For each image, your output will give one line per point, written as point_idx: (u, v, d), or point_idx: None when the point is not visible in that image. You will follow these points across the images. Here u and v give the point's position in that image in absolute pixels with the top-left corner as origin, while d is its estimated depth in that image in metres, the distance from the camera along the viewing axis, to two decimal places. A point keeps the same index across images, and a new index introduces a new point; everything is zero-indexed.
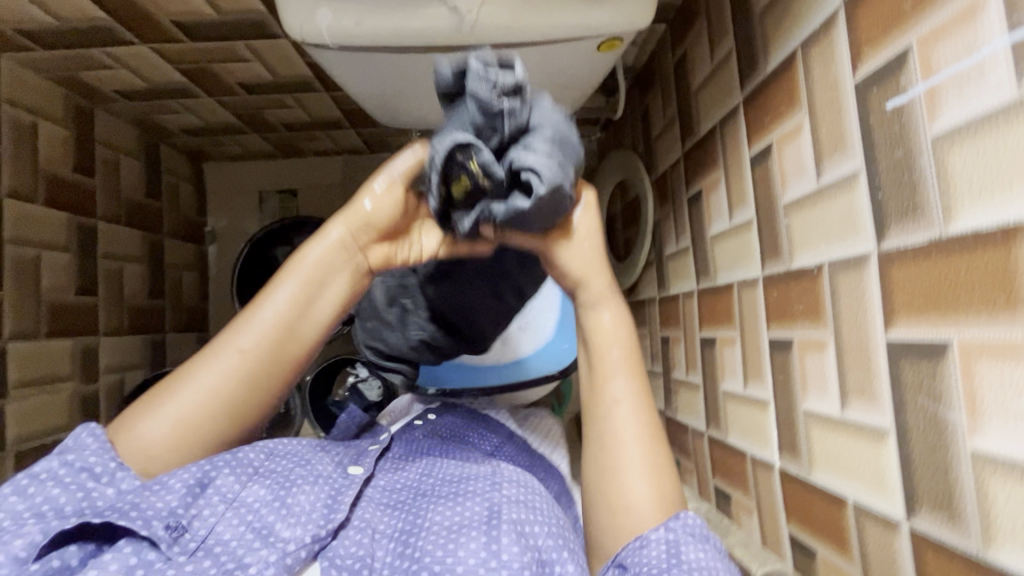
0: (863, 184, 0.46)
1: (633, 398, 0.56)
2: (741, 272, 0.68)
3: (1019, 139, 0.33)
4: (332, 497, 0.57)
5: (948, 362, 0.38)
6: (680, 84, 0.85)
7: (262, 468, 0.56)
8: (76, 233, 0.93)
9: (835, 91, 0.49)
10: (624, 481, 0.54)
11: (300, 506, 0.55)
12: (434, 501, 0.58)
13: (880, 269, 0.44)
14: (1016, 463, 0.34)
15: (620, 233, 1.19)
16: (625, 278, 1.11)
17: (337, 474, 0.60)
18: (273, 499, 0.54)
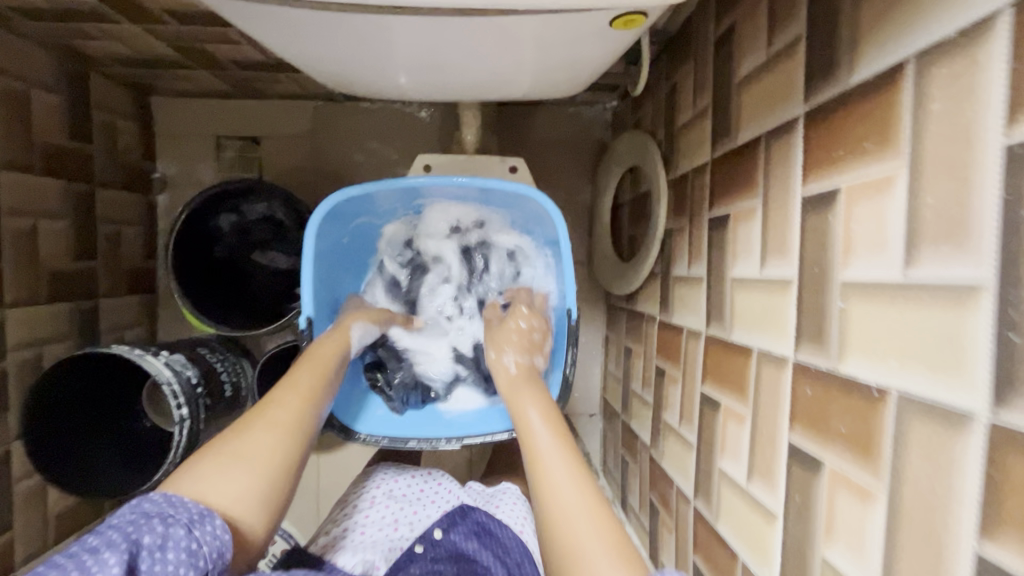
0: (898, 193, 0.36)
1: None
2: (740, 281, 0.60)
3: None
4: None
5: (971, 435, 0.31)
6: (699, 50, 0.72)
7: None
8: None
9: (887, 75, 0.38)
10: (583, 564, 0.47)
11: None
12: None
13: (907, 303, 0.35)
14: None
15: (626, 230, 1.09)
16: (626, 283, 1.00)
17: None
18: None
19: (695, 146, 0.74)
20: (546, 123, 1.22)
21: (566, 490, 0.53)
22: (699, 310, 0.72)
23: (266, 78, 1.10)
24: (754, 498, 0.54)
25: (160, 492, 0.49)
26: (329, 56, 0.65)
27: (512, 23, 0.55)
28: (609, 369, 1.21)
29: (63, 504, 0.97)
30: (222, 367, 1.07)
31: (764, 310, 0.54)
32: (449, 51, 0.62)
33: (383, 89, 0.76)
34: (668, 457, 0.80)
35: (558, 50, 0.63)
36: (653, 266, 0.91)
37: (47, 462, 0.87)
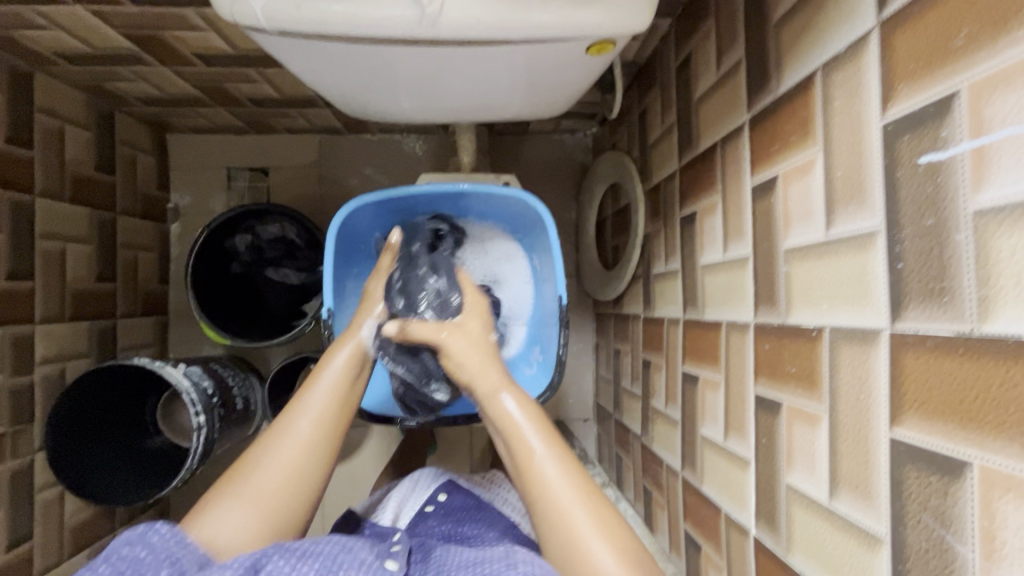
0: (819, 170, 0.46)
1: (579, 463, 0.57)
2: (708, 266, 0.69)
3: (965, 134, 0.33)
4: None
5: (879, 347, 0.39)
6: (665, 76, 0.84)
7: (309, 552, 0.51)
8: (12, 213, 0.88)
9: (804, 84, 0.48)
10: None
11: None
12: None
13: (829, 255, 0.45)
14: (935, 455, 0.35)
15: (609, 241, 1.19)
16: (610, 289, 1.09)
17: (374, 564, 0.55)
18: None
19: (666, 156, 0.85)
20: (532, 149, 1.34)
21: (569, 502, 0.55)
22: (676, 301, 0.80)
23: (278, 114, 1.20)
24: (730, 452, 0.62)
25: (168, 524, 0.52)
26: (345, 84, 0.75)
27: (505, 54, 0.66)
28: (600, 375, 1.28)
29: (79, 518, 1.01)
30: (233, 381, 1.13)
31: (728, 288, 0.63)
32: (451, 79, 0.73)
33: (391, 114, 0.86)
34: (657, 440, 0.87)
35: (544, 76, 0.73)
36: (635, 269, 1.00)
37: (68, 471, 0.92)
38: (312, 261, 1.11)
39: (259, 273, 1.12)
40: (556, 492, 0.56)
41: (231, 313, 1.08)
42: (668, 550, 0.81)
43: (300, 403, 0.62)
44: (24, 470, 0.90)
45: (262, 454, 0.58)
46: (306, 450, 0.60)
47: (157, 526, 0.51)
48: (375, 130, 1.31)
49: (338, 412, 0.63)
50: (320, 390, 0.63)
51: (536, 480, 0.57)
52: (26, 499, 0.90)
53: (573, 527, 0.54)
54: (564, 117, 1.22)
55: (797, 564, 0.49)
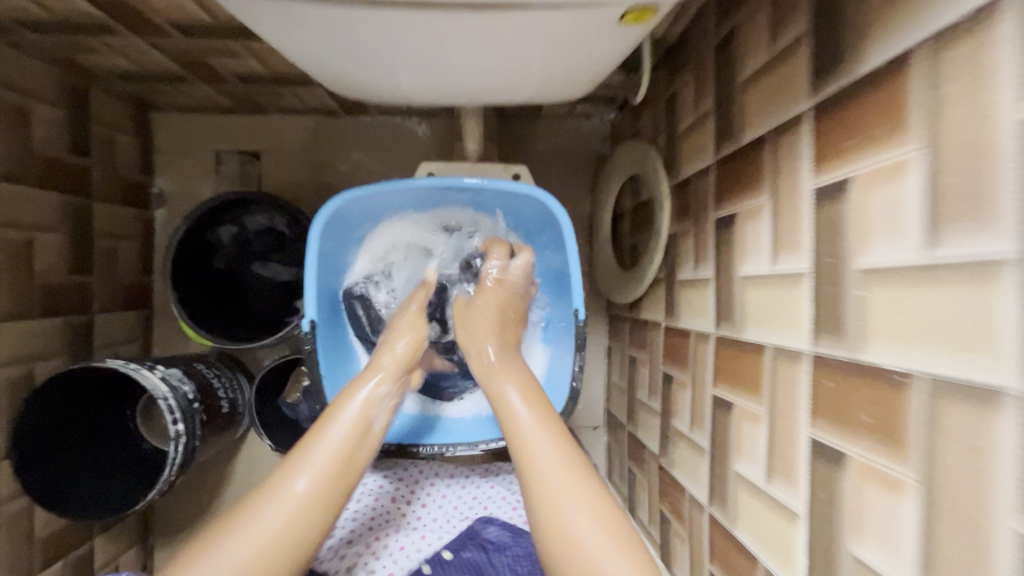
0: (917, 180, 0.37)
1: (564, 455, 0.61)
2: (750, 277, 0.59)
3: None
4: None
5: (1007, 411, 0.31)
6: (700, 54, 0.73)
7: None
8: None
9: (899, 69, 0.39)
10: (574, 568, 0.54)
11: None
12: None
13: (931, 289, 0.36)
14: None
15: (627, 238, 1.09)
16: (626, 291, 1.00)
17: None
18: None
19: (690, 139, 0.76)
20: (544, 136, 1.24)
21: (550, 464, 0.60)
22: (702, 305, 0.72)
23: (268, 93, 1.10)
24: (774, 495, 0.53)
25: None
26: (335, 59, 0.66)
27: (521, 28, 0.58)
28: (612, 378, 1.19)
29: (51, 527, 0.93)
30: (218, 381, 1.05)
31: (774, 305, 0.54)
32: (455, 58, 0.65)
33: (389, 96, 0.78)
34: (679, 465, 0.78)
35: (561, 54, 0.64)
36: (656, 273, 0.91)
37: (34, 476, 0.84)
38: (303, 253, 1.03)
39: (245, 270, 1.04)
40: (553, 478, 0.58)
41: (215, 306, 1.01)
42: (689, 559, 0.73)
43: (308, 456, 0.61)
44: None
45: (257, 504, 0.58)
46: (303, 517, 0.58)
47: None
48: (376, 112, 1.22)
49: (343, 469, 0.62)
50: (332, 437, 0.63)
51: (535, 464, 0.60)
52: None
53: (553, 493, 0.58)
54: (579, 102, 1.11)
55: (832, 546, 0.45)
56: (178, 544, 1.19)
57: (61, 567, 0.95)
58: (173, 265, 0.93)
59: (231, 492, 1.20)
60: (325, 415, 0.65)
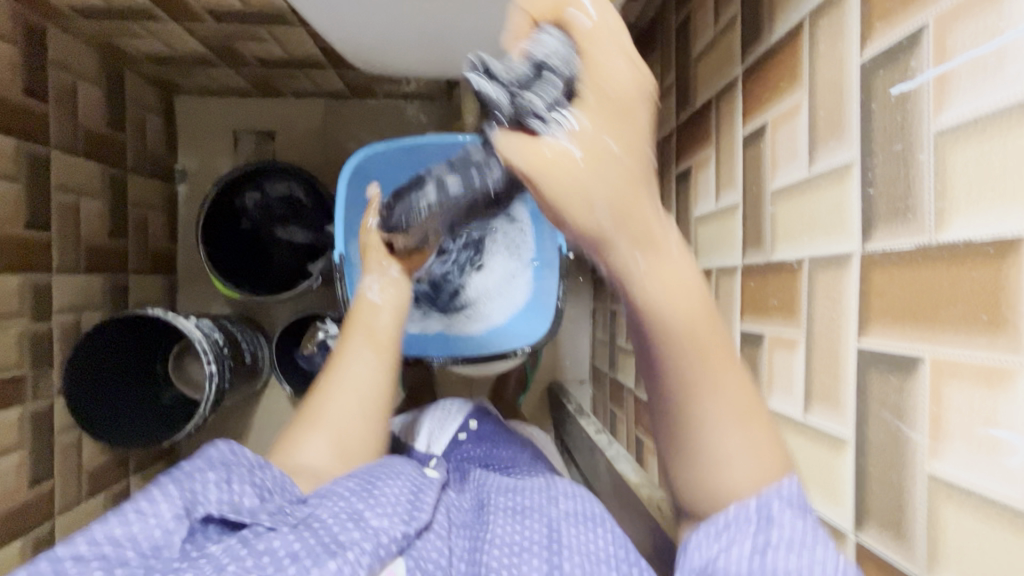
0: (855, 176, 0.42)
1: (727, 370, 0.45)
2: (701, 217, 0.71)
3: (1010, 149, 0.31)
4: (412, 495, 0.55)
5: (918, 375, 0.36)
6: (681, 49, 0.79)
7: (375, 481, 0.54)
8: (27, 165, 0.87)
9: (839, 74, 0.44)
10: (721, 474, 0.44)
11: (386, 497, 0.52)
12: (497, 511, 0.57)
13: (861, 272, 0.41)
14: (978, 494, 0.32)
15: None
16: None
17: (410, 474, 0.59)
18: (362, 491, 0.52)
19: (674, 129, 0.81)
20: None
21: (702, 379, 0.43)
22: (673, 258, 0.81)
23: (285, 77, 1.16)
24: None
25: (224, 444, 0.54)
26: (351, 26, 0.73)
27: None
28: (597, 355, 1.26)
29: (96, 462, 1.03)
30: (242, 336, 1.12)
31: (721, 237, 0.65)
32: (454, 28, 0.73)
33: (393, 63, 0.86)
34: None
35: None
36: None
37: (80, 401, 0.95)
38: (319, 222, 1.10)
39: (266, 228, 1.10)
40: (716, 417, 0.44)
41: (238, 268, 1.08)
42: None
43: (340, 362, 0.66)
44: (44, 414, 0.91)
45: (325, 392, 0.64)
46: (358, 385, 0.64)
47: (214, 447, 0.53)
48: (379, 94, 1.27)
49: (379, 349, 0.68)
50: (358, 347, 0.67)
51: (689, 382, 0.44)
52: (46, 445, 0.92)
53: (707, 421, 0.44)
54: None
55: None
56: None
57: (102, 504, 1.04)
58: (203, 227, 1.00)
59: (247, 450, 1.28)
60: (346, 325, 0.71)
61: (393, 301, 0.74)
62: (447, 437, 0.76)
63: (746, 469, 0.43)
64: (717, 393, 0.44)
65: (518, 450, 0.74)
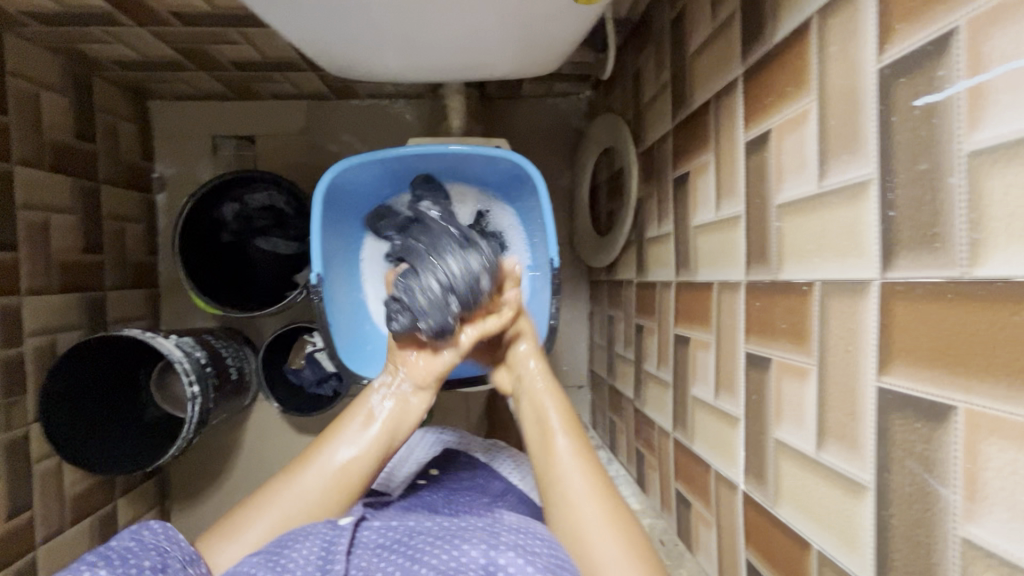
0: (873, 196, 0.38)
1: (576, 475, 0.58)
2: (701, 227, 0.67)
3: None
4: (325, 549, 0.51)
5: (950, 425, 0.32)
6: (676, 45, 0.74)
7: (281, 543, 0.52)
8: None
9: (852, 81, 0.40)
10: (589, 544, 0.52)
11: (293, 562, 0.49)
12: (427, 540, 0.52)
13: (880, 303, 0.37)
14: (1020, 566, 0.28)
15: (603, 206, 1.11)
16: (603, 256, 1.06)
17: (324, 527, 0.54)
18: (266, 561, 0.49)
19: (670, 129, 0.77)
20: (524, 116, 1.24)
21: (573, 478, 0.58)
22: (671, 267, 0.77)
23: (262, 79, 1.10)
24: (721, 411, 0.61)
25: (158, 523, 0.53)
26: (322, 29, 0.68)
27: None
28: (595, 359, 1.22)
29: (79, 487, 0.99)
30: (227, 352, 1.08)
31: (722, 248, 0.61)
32: (434, 27, 0.68)
33: (371, 68, 0.81)
34: (650, 403, 0.85)
35: (536, 22, 0.68)
36: (628, 235, 0.96)
37: (59, 427, 0.90)
38: (301, 231, 1.06)
39: (249, 243, 1.07)
40: (568, 476, 0.58)
41: (219, 282, 1.04)
42: (660, 511, 0.78)
43: (300, 471, 0.59)
44: (19, 442, 0.87)
45: (259, 505, 0.58)
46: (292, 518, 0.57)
47: (149, 524, 0.53)
48: (362, 94, 1.21)
49: (341, 486, 0.59)
50: (320, 467, 0.60)
51: (553, 471, 0.59)
52: (24, 475, 0.88)
53: (576, 509, 0.55)
54: (556, 80, 1.12)
55: (783, 516, 0.49)
56: (192, 513, 1.25)
57: (88, 529, 1.00)
58: (181, 242, 0.96)
59: (239, 465, 1.25)
60: (328, 429, 0.63)
61: (392, 422, 0.64)
62: (406, 481, 0.73)
63: (596, 523, 0.54)
64: (586, 483, 0.57)
65: (482, 490, 0.71)
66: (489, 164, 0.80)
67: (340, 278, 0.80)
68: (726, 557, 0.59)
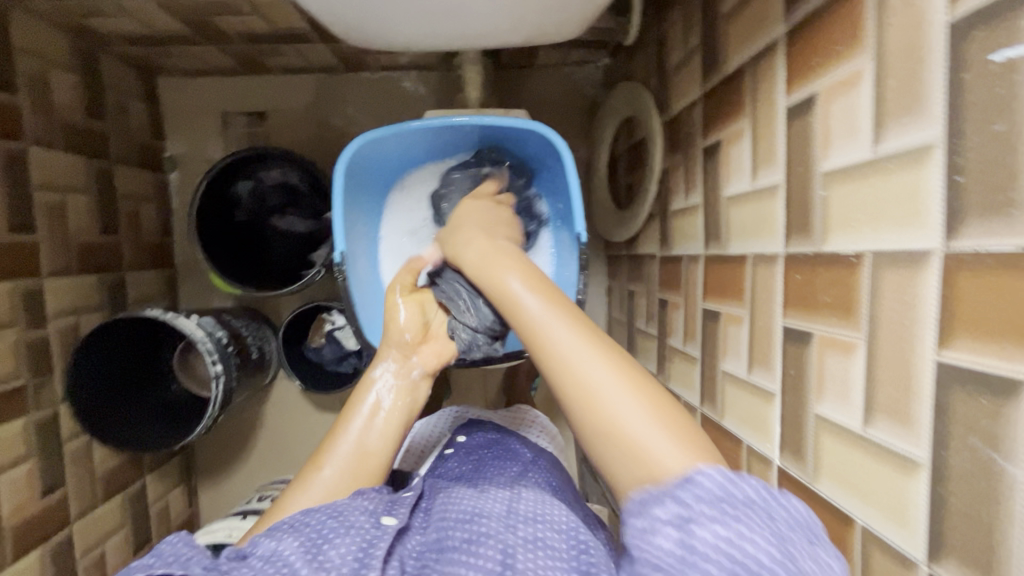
0: (938, 160, 0.35)
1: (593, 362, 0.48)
2: (733, 198, 0.65)
3: None
4: (364, 547, 0.49)
5: (1020, 401, 0.31)
6: (707, 5, 0.70)
7: (299, 522, 0.51)
8: (5, 165, 0.82)
9: (915, 37, 0.37)
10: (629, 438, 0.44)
11: (332, 558, 0.47)
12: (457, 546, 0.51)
13: (942, 275, 0.35)
14: None
15: (624, 178, 1.08)
16: (624, 230, 1.03)
17: (370, 523, 0.52)
18: (305, 548, 0.48)
19: (699, 96, 0.74)
20: (540, 86, 1.21)
21: (586, 363, 0.47)
22: (698, 239, 0.75)
23: (271, 53, 1.08)
24: (754, 386, 0.60)
25: (177, 534, 0.53)
26: None
27: None
28: (614, 325, 1.21)
29: (108, 465, 1.01)
30: (246, 331, 1.09)
31: (756, 220, 0.59)
32: None
33: (389, 39, 0.78)
34: (675, 378, 0.84)
35: None
36: (651, 208, 0.94)
37: (84, 406, 0.90)
38: (317, 208, 1.04)
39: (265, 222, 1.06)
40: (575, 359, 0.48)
41: (236, 262, 1.03)
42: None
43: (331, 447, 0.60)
44: (49, 422, 0.89)
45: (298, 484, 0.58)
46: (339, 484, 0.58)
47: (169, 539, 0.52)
48: (375, 67, 1.18)
49: (360, 462, 0.60)
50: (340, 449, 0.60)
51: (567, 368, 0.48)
52: (57, 455, 0.90)
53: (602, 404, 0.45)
54: (573, 47, 1.08)
55: (823, 491, 0.48)
56: (219, 488, 1.28)
57: (119, 506, 1.03)
58: (198, 221, 0.95)
59: (263, 442, 1.27)
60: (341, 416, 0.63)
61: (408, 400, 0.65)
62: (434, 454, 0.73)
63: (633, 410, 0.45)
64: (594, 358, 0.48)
65: (512, 458, 0.70)
66: (509, 135, 0.78)
67: (360, 258, 0.79)
68: None
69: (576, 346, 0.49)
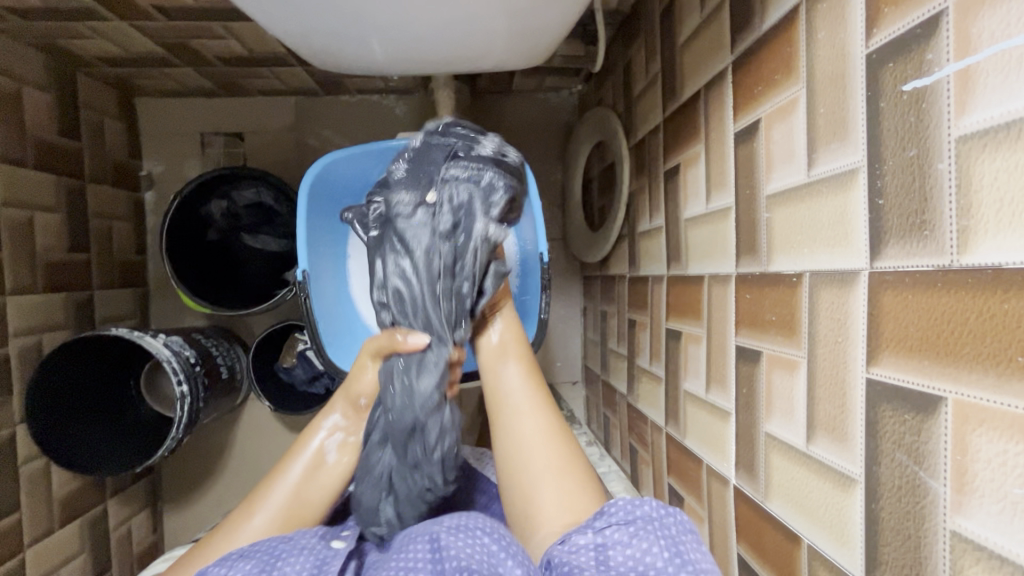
0: (862, 183, 0.37)
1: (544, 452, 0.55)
2: (691, 219, 0.66)
3: None
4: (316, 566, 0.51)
5: (940, 417, 0.32)
6: (666, 35, 0.73)
7: (247, 550, 0.51)
8: None
9: (841, 66, 0.39)
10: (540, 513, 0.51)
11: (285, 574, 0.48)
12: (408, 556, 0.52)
13: (869, 294, 0.36)
14: (1005, 557, 0.28)
15: (596, 200, 1.10)
16: (596, 250, 1.05)
17: (319, 545, 0.53)
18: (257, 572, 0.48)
19: (660, 121, 0.76)
20: (515, 110, 1.23)
21: (531, 447, 0.56)
22: (662, 260, 0.77)
23: (250, 75, 1.09)
24: (712, 405, 0.60)
25: None
26: (307, 22, 0.67)
27: None
28: (588, 345, 1.21)
29: (67, 489, 0.98)
30: (216, 350, 1.07)
31: (711, 241, 0.61)
32: (420, 18, 0.67)
33: (360, 63, 0.80)
34: (643, 398, 0.84)
35: (523, 14, 0.67)
36: (621, 229, 0.96)
37: (43, 426, 0.88)
38: (290, 227, 1.05)
39: (238, 241, 1.06)
40: (528, 444, 0.56)
41: (207, 280, 1.03)
42: None
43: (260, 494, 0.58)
44: (4, 444, 0.86)
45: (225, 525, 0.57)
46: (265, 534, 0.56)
47: None
48: (353, 90, 1.20)
49: (292, 511, 0.58)
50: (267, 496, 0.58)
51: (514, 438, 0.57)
52: (11, 477, 0.87)
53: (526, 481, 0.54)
54: (546, 73, 1.11)
55: (774, 510, 0.48)
56: (185, 512, 1.24)
57: (77, 531, 0.99)
58: (168, 238, 0.95)
59: (232, 464, 1.24)
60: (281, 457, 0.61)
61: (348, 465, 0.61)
62: None
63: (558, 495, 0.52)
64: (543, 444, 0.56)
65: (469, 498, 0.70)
66: None
67: (324, 273, 0.79)
68: (716, 552, 0.59)
69: (531, 433, 0.56)
